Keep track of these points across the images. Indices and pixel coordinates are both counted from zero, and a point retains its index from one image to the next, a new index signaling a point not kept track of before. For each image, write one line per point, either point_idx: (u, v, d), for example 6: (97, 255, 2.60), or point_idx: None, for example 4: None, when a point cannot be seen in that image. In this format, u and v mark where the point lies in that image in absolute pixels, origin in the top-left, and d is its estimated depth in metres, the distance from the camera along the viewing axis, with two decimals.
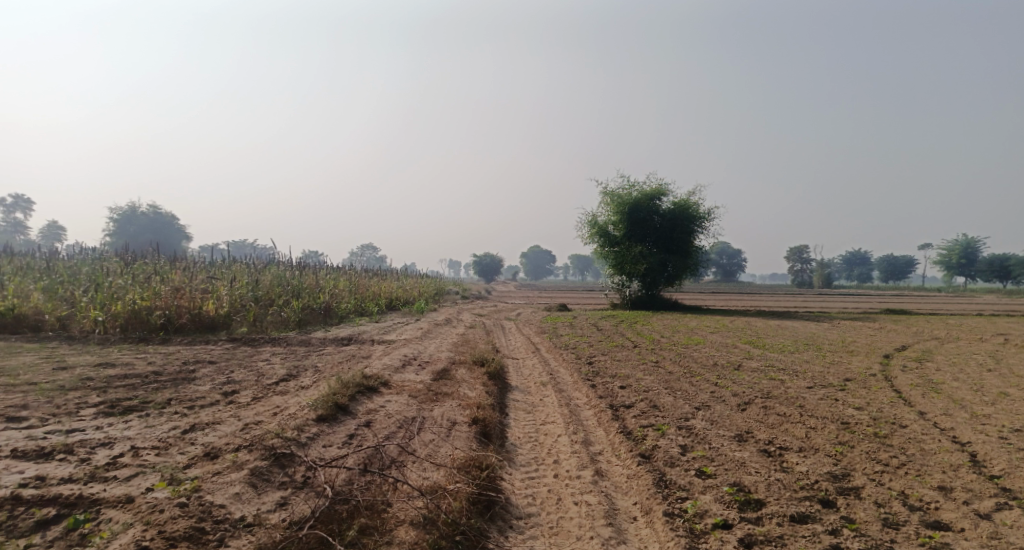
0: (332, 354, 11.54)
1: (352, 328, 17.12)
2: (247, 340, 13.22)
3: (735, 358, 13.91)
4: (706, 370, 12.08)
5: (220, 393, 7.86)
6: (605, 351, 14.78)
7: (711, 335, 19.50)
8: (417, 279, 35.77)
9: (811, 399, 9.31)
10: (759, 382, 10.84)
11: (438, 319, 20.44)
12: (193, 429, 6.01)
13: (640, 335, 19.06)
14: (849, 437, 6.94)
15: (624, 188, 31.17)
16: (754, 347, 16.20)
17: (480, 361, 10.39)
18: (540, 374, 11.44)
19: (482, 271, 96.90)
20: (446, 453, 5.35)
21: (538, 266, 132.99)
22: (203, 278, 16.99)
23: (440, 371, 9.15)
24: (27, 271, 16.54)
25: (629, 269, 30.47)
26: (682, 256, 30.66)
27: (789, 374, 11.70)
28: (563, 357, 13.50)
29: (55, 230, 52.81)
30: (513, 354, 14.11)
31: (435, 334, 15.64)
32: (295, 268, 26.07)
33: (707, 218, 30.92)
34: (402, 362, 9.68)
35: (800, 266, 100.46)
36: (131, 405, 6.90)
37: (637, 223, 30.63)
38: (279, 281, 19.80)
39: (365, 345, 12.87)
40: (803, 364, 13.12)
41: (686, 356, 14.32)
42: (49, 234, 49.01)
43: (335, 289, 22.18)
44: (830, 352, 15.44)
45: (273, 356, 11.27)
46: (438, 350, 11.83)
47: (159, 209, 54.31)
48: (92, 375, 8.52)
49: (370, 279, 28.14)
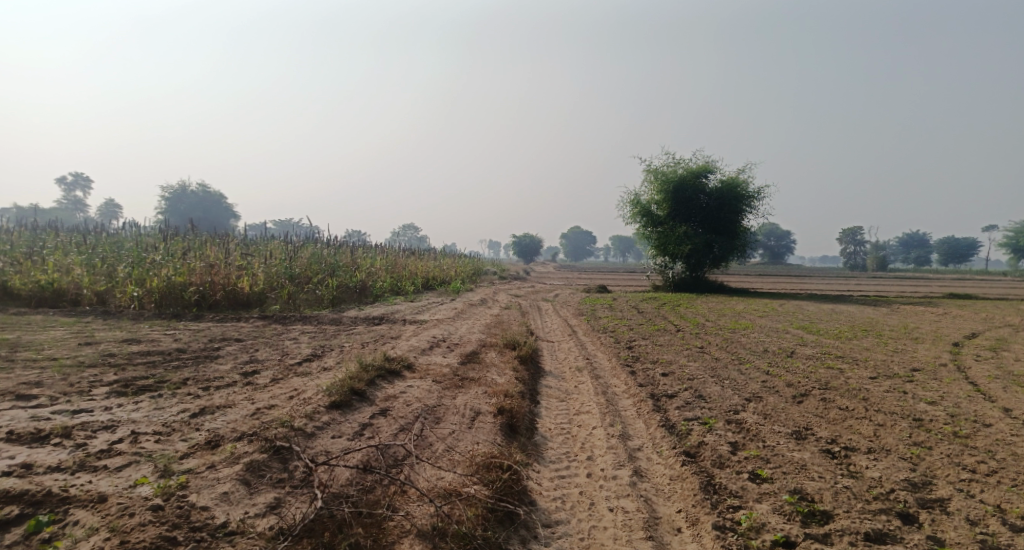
0: (361, 334, 11.18)
1: (386, 306, 16.89)
2: (278, 318, 13.03)
3: (787, 345, 13.01)
4: (756, 357, 11.25)
5: (240, 374, 7.55)
6: (646, 334, 14.05)
7: (760, 319, 18.50)
8: (454, 259, 35.49)
9: (876, 392, 8.43)
10: (815, 371, 9.98)
11: (473, 300, 20.07)
12: (203, 412, 5.68)
13: (684, 319, 18.23)
14: (925, 437, 6.11)
15: (669, 165, 29.94)
16: (807, 333, 15.21)
17: (512, 344, 9.85)
18: (576, 359, 10.82)
19: (522, 252, 96.53)
20: (466, 448, 4.84)
21: (579, 248, 131.59)
22: (239, 254, 16.94)
23: (469, 354, 8.64)
24: (71, 246, 16.82)
25: (673, 250, 29.37)
26: (729, 236, 29.36)
27: (848, 364, 10.76)
28: (600, 341, 12.87)
29: (111, 208, 54.72)
30: (549, 337, 13.52)
31: (469, 315, 15.22)
32: (334, 246, 26.04)
33: (757, 196, 29.46)
34: (430, 344, 9.21)
35: (853, 248, 96.32)
36: (145, 385, 6.63)
37: (681, 202, 29.43)
38: (315, 258, 19.67)
39: (395, 325, 12.49)
40: (862, 353, 12.11)
41: (733, 341, 13.49)
42: (106, 212, 50.83)
43: (372, 267, 21.98)
44: (892, 340, 14.30)
45: (301, 335, 11.01)
46: (470, 332, 11.37)
47: (207, 188, 55.72)
48: (114, 351, 8.34)
49: (408, 257, 27.93)
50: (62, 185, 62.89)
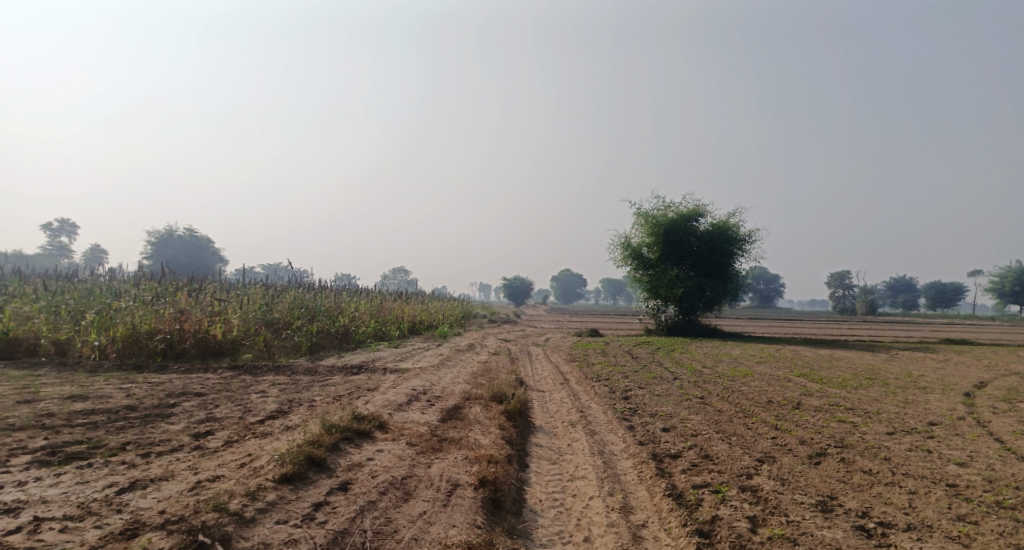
0: (336, 386, 10.32)
1: (368, 353, 16.03)
2: (249, 368, 12.13)
3: (792, 395, 12.28)
4: (762, 410, 10.46)
5: (191, 436, 6.68)
6: (642, 383, 13.26)
7: (759, 366, 17.79)
8: (443, 302, 34.69)
9: (898, 451, 7.65)
10: (827, 425, 9.20)
11: (461, 345, 19.27)
12: (133, 486, 4.84)
13: (680, 365, 17.48)
14: (968, 508, 5.37)
15: (659, 209, 29.66)
16: (811, 381, 14.50)
17: (499, 397, 9.03)
18: (569, 412, 9.97)
19: (512, 295, 95.97)
20: (439, 535, 4.08)
21: (569, 290, 131.25)
22: (213, 300, 16.11)
23: (451, 410, 7.82)
24: (34, 291, 15.91)
25: (665, 293, 28.80)
26: (721, 280, 28.92)
27: (860, 417, 10.01)
28: (594, 390, 12.09)
29: (97, 253, 53.73)
30: (539, 387, 12.66)
31: (455, 362, 14.42)
32: (317, 290, 25.23)
33: (749, 240, 29.16)
34: (409, 397, 8.38)
35: (842, 292, 96.55)
36: (76, 452, 5.76)
37: (673, 245, 29.05)
38: (296, 303, 18.85)
39: (374, 375, 11.62)
40: (872, 404, 11.36)
41: (734, 390, 12.74)
42: (92, 257, 49.92)
43: (355, 312, 21.17)
44: (900, 389, 13.56)
45: (271, 388, 10.13)
46: (454, 382, 10.56)
47: (194, 232, 55.04)
48: (54, 410, 7.44)
49: (395, 302, 27.15)
50: (48, 230, 62.10)
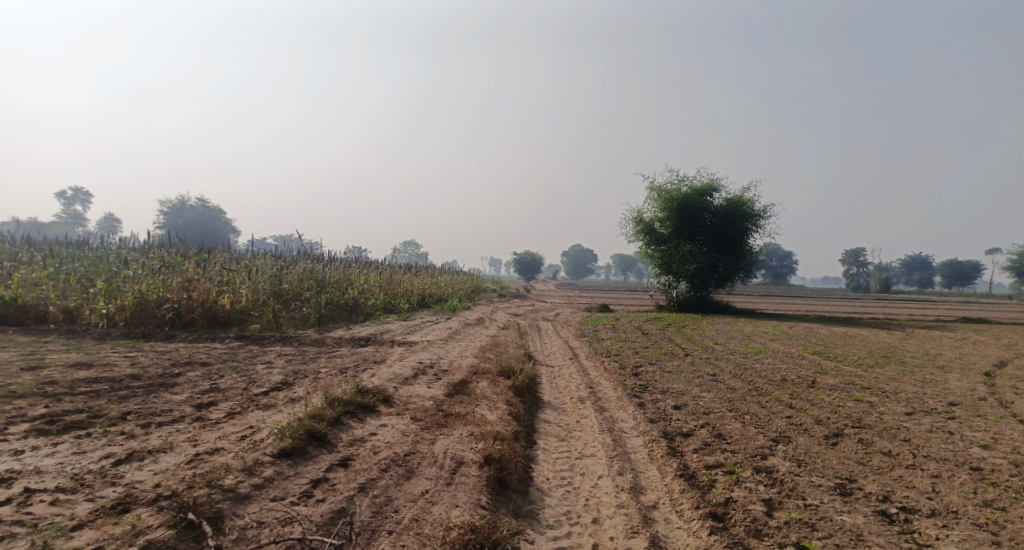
0: (343, 358, 10.20)
1: (376, 326, 15.92)
2: (256, 338, 12.05)
3: (806, 373, 12.03)
4: (776, 388, 10.22)
5: (193, 406, 6.56)
6: (652, 359, 13.05)
7: (772, 343, 17.52)
8: (453, 275, 34.55)
9: (919, 432, 7.40)
10: (844, 405, 8.97)
11: (470, 319, 19.12)
12: (130, 458, 4.70)
13: (692, 341, 17.25)
14: (995, 493, 5.14)
15: (673, 183, 29.13)
16: (825, 359, 14.22)
17: (507, 371, 8.85)
18: (578, 388, 9.79)
19: (522, 269, 95.71)
20: (441, 516, 3.93)
21: (580, 265, 130.88)
22: (221, 270, 16.02)
23: (457, 384, 7.65)
24: (43, 258, 15.87)
25: (677, 268, 28.44)
26: (734, 256, 28.48)
27: (877, 397, 9.75)
28: (604, 366, 11.91)
29: (110, 223, 54.01)
30: (548, 361, 12.48)
31: (464, 336, 14.27)
32: (326, 262, 25.13)
33: (764, 215, 28.61)
34: (416, 371, 8.22)
35: (857, 269, 95.38)
36: (75, 421, 5.65)
37: (686, 220, 28.58)
38: (305, 275, 18.74)
39: (381, 348, 11.49)
40: (889, 384, 11.08)
41: (747, 368, 12.50)
42: (105, 226, 50.15)
43: (364, 284, 21.06)
44: (917, 368, 13.25)
45: (278, 359, 10.03)
46: (462, 356, 10.40)
47: (206, 202, 55.08)
48: (56, 378, 7.35)
49: (405, 274, 27.03)
50: (62, 199, 62.44)
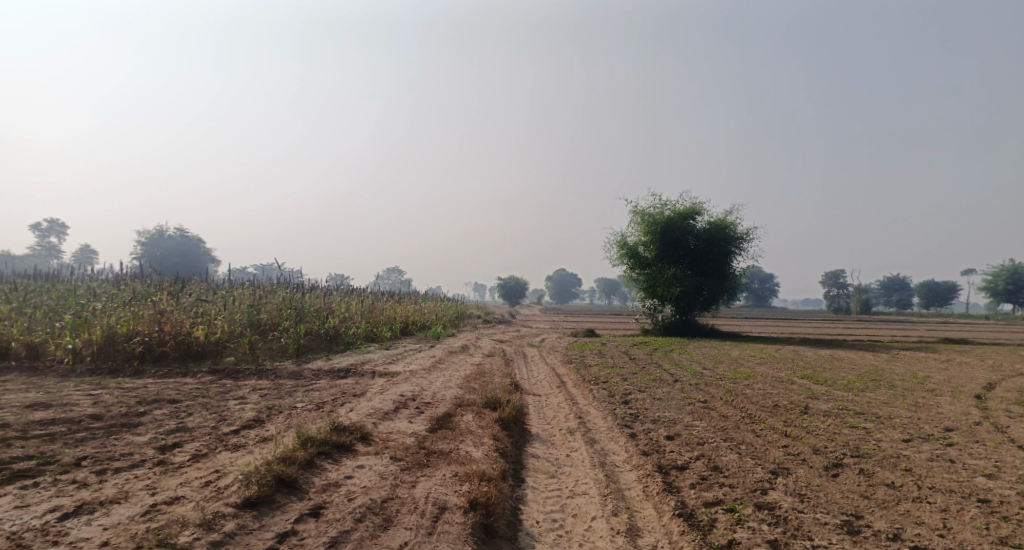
0: (321, 392, 9.76)
1: (357, 355, 15.46)
2: (230, 371, 11.55)
3: (798, 398, 11.80)
4: (769, 415, 9.96)
5: (156, 448, 6.10)
6: (642, 387, 12.74)
7: (760, 367, 17.32)
8: (437, 302, 34.12)
9: (919, 461, 7.16)
10: (840, 432, 8.72)
11: (454, 346, 18.73)
12: (78, 511, 4.26)
13: (680, 367, 17.00)
14: (1009, 529, 4.89)
15: (656, 207, 29.18)
16: (815, 383, 14.03)
17: (493, 403, 8.48)
18: (566, 419, 9.44)
19: (507, 295, 95.43)
20: None
21: (564, 289, 131.05)
22: (196, 300, 15.50)
23: (440, 418, 7.27)
24: (7, 291, 15.22)
25: (662, 292, 28.35)
26: (719, 279, 28.46)
27: (873, 423, 9.52)
28: (592, 394, 11.58)
29: (86, 253, 52.88)
30: (535, 391, 12.10)
31: (448, 365, 13.87)
32: (307, 290, 24.61)
33: (747, 238, 28.71)
34: (396, 404, 7.83)
35: (837, 291, 96.47)
36: (23, 469, 5.17)
37: (670, 244, 28.58)
38: (284, 304, 18.25)
39: (362, 380, 11.05)
40: (882, 408, 10.87)
41: (738, 394, 12.25)
42: (81, 256, 49.04)
43: (345, 312, 20.60)
44: (908, 391, 13.08)
45: (252, 394, 9.56)
46: (445, 387, 10.01)
47: (186, 231, 54.25)
48: (9, 420, 6.84)
49: (388, 302, 26.58)
50: (37, 229, 61.11)
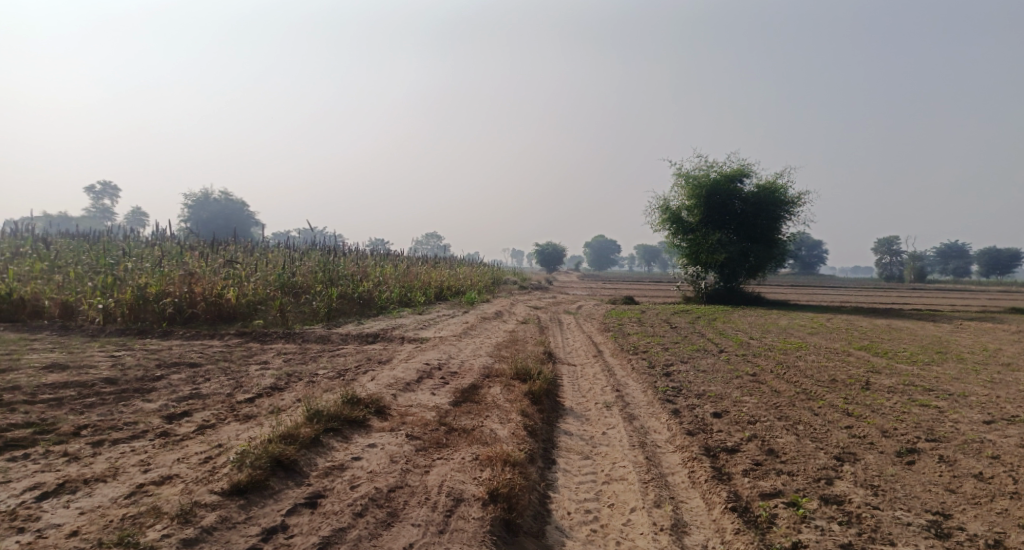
0: (346, 358, 9.35)
1: (389, 320, 15.11)
2: (257, 335, 11.29)
3: (857, 373, 10.86)
4: (826, 391, 9.10)
5: (163, 417, 5.71)
6: (685, 357, 11.97)
7: (812, 337, 16.28)
8: (473, 267, 33.70)
9: (1008, 447, 6.28)
10: (909, 412, 7.85)
11: (489, 312, 18.24)
12: (59, 490, 3.86)
13: (725, 336, 16.11)
14: None
15: (700, 169, 27.76)
16: (874, 356, 13.00)
17: (524, 374, 7.89)
18: (603, 392, 8.79)
19: (545, 260, 94.64)
20: None
21: (603, 255, 129.38)
22: (228, 263, 15.32)
23: (466, 391, 6.72)
24: (46, 251, 15.31)
25: (705, 259, 27.19)
26: (766, 245, 27.07)
27: (946, 402, 8.56)
28: (632, 364, 10.90)
29: (137, 216, 54.27)
30: (570, 360, 11.48)
31: (481, 331, 13.37)
32: (342, 254, 24.41)
33: (797, 202, 27.14)
34: (420, 374, 7.32)
35: (890, 258, 92.31)
36: (17, 437, 4.83)
37: (714, 208, 27.26)
38: (317, 267, 18.01)
39: (390, 346, 10.61)
40: (953, 385, 9.88)
41: (790, 366, 11.38)
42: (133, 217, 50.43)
43: (379, 276, 20.28)
44: (980, 366, 11.96)
45: (275, 359, 9.22)
46: (475, 355, 9.47)
47: (230, 196, 55.08)
48: (21, 382, 6.59)
49: (423, 266, 26.21)
50: (92, 193, 63.06)
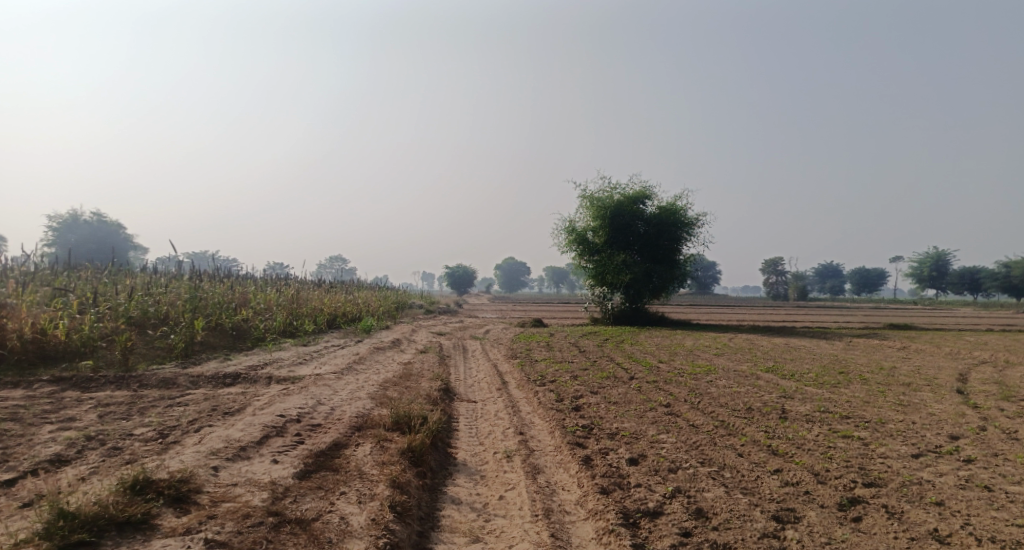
0: (185, 409, 7.47)
1: (264, 354, 13.12)
2: (79, 381, 9.03)
3: (772, 399, 10.29)
4: (745, 423, 8.34)
5: None
6: (595, 387, 10.93)
7: (719, 360, 15.91)
8: (374, 292, 31.60)
9: (951, 490, 5.61)
10: (835, 447, 7.16)
11: (384, 341, 16.59)
12: None
13: (635, 360, 15.41)
14: None
15: (605, 190, 27.62)
16: (783, 379, 12.64)
17: (404, 423, 6.44)
18: (504, 436, 7.49)
19: (454, 283, 93.15)
20: None
21: (512, 278, 129.15)
22: (59, 294, 12.73)
23: (322, 454, 5.19)
24: None
25: (612, 280, 26.89)
26: (669, 266, 27.19)
27: (867, 432, 8.00)
28: (539, 398, 9.74)
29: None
30: (469, 396, 10.13)
31: (371, 365, 11.75)
32: (220, 279, 21.77)
33: (697, 224, 27.59)
34: (267, 431, 5.67)
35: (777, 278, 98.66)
36: None
37: (619, 230, 27.12)
38: (181, 295, 15.56)
39: (250, 390, 8.76)
40: (867, 410, 9.45)
41: (704, 394, 10.65)
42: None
43: (261, 303, 18.03)
44: (883, 387, 11.82)
45: (87, 414, 7.16)
46: (352, 398, 7.89)
47: (104, 217, 49.51)
48: None
49: (316, 291, 23.97)
50: None
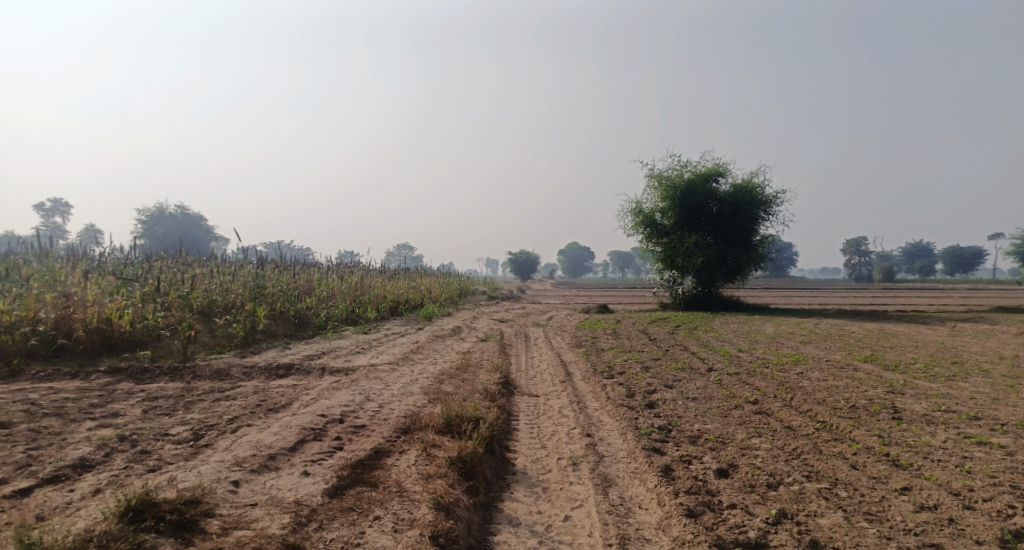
0: (230, 404, 7.04)
1: (322, 343, 12.81)
2: (135, 372, 8.86)
3: (878, 396, 8.93)
4: (852, 426, 7.14)
5: None
6: (670, 380, 9.89)
7: (806, 348, 14.43)
8: (438, 278, 31.35)
9: None
10: (973, 458, 5.90)
11: (445, 328, 16.05)
12: None
13: (711, 348, 14.19)
14: None
15: (674, 168, 26.04)
16: (886, 371, 11.13)
17: (457, 427, 5.71)
18: (569, 439, 6.64)
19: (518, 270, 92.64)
20: None
21: (576, 262, 127.62)
22: (126, 285, 12.80)
23: (361, 464, 4.54)
24: None
25: (682, 262, 25.38)
26: (744, 247, 25.39)
27: (1010, 438, 6.62)
28: (608, 393, 8.83)
29: (92, 233, 50.60)
30: (531, 390, 9.35)
31: (429, 355, 11.16)
32: (285, 267, 21.88)
33: (775, 202, 25.63)
34: (303, 435, 5.07)
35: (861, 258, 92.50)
36: None
37: (689, 209, 25.54)
38: (245, 283, 15.55)
39: (302, 382, 8.32)
40: (999, 410, 7.97)
41: (795, 388, 9.41)
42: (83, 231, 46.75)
43: (323, 290, 17.89)
44: (1012, 381, 10.13)
45: (133, 409, 6.86)
46: (404, 394, 7.24)
47: (186, 210, 51.74)
48: None
49: (378, 278, 23.81)
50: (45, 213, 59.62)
